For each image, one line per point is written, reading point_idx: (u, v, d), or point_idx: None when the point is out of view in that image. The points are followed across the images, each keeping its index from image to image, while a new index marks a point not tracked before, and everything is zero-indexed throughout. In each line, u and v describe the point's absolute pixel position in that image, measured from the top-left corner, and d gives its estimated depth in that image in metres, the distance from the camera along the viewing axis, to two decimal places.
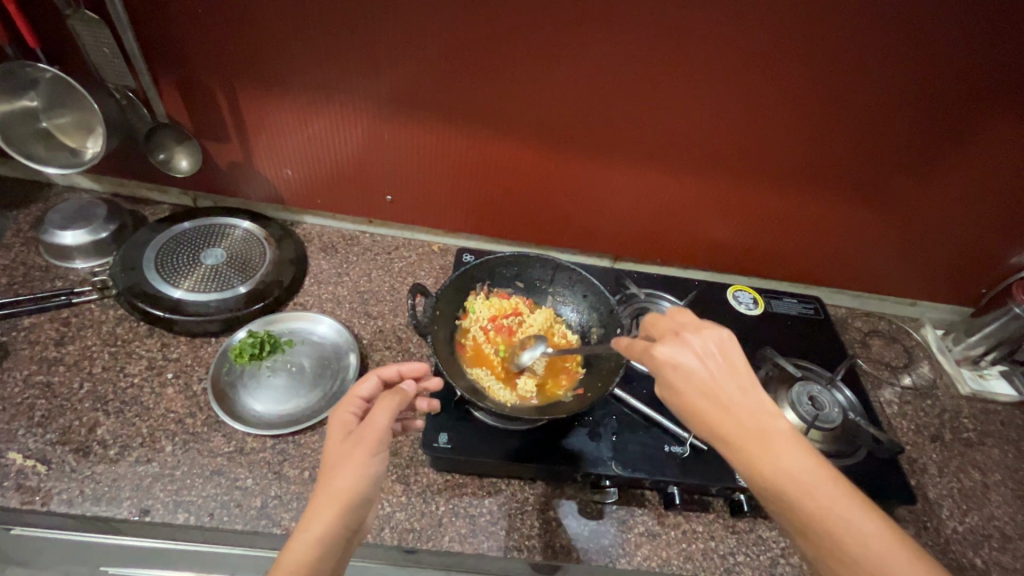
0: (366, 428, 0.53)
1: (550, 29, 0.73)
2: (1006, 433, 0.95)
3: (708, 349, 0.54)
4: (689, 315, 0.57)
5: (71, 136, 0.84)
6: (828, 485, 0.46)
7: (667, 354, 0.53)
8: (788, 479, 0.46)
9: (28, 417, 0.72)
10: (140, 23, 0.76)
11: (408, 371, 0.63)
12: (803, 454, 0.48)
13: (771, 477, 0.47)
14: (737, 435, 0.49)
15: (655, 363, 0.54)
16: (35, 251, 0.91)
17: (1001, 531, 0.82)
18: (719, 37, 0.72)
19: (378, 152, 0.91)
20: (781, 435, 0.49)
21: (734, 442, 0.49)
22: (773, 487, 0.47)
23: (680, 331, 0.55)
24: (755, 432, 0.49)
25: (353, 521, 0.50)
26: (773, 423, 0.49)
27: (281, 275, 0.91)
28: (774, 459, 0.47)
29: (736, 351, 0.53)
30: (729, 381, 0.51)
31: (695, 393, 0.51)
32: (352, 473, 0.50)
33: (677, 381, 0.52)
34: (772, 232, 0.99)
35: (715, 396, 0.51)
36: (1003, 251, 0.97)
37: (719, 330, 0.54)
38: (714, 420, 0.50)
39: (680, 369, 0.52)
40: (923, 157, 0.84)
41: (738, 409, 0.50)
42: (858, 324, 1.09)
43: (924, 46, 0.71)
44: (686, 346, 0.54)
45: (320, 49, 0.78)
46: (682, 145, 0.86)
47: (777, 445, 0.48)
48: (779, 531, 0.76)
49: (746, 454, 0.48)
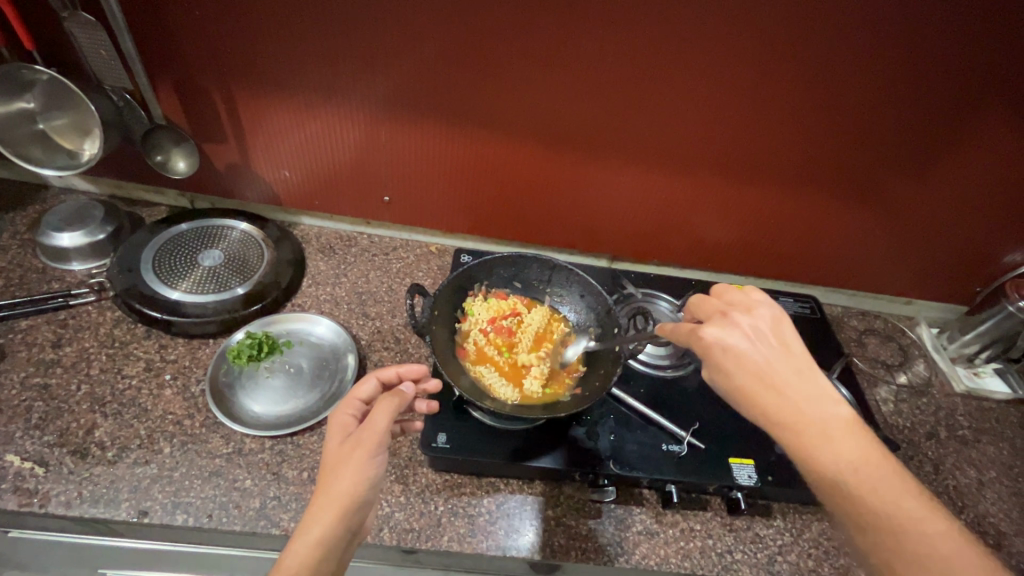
0: (365, 432, 0.53)
1: (548, 30, 0.74)
2: (1000, 430, 0.96)
3: (758, 331, 0.54)
4: (738, 297, 0.58)
5: (69, 138, 0.84)
6: (885, 473, 0.47)
7: (718, 334, 0.53)
8: (845, 464, 0.47)
9: (25, 419, 0.72)
10: (137, 25, 0.76)
11: (406, 373, 0.63)
12: (859, 440, 0.48)
13: (828, 462, 0.47)
14: (794, 418, 0.49)
15: (704, 343, 0.54)
16: (32, 252, 0.91)
17: (996, 527, 0.82)
18: (716, 37, 0.73)
19: (375, 153, 0.92)
20: (837, 419, 0.49)
21: (790, 426, 0.49)
22: (830, 472, 0.47)
23: (729, 312, 0.56)
24: (811, 416, 0.49)
25: (352, 523, 0.50)
26: (830, 407, 0.50)
27: (279, 276, 0.91)
28: (832, 444, 0.48)
29: (789, 332, 0.54)
30: (782, 363, 0.52)
31: (747, 374, 0.51)
32: (352, 475, 0.50)
33: (728, 362, 0.52)
34: (769, 232, 1.00)
35: (768, 378, 0.51)
36: (997, 250, 0.98)
37: (770, 311, 0.55)
38: (769, 404, 0.50)
39: (732, 350, 0.52)
40: (918, 157, 0.85)
41: (794, 392, 0.50)
42: (853, 323, 1.10)
43: (918, 46, 0.71)
44: (737, 326, 0.54)
45: (318, 51, 0.78)
46: (679, 145, 0.86)
47: (833, 430, 0.48)
48: (776, 529, 0.76)
49: (803, 438, 0.48)
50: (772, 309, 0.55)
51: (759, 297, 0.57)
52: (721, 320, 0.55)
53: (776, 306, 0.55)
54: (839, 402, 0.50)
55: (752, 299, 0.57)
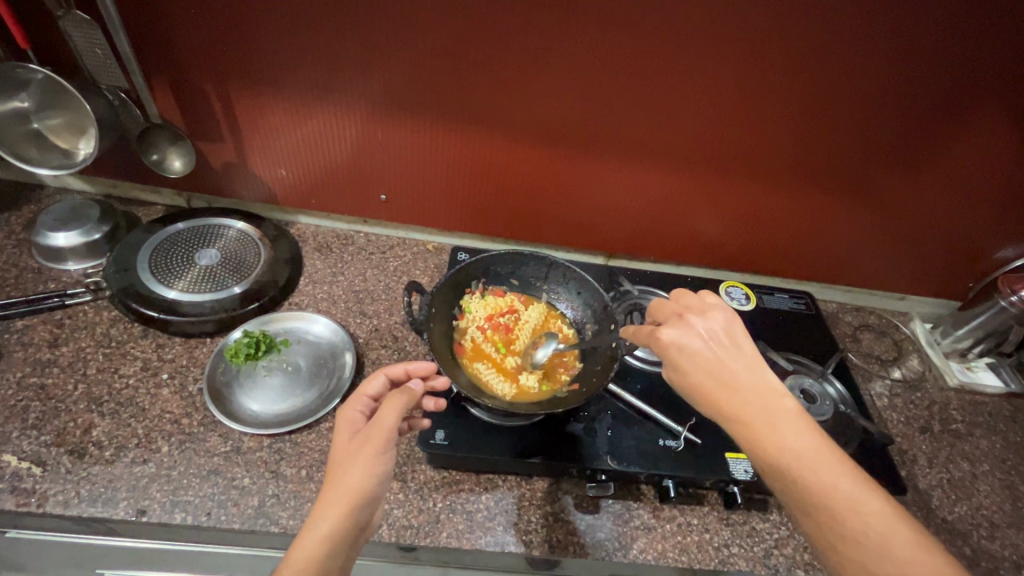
0: (374, 428, 0.54)
1: (544, 28, 0.74)
2: (994, 424, 0.97)
3: (711, 331, 0.55)
4: (695, 301, 0.58)
5: (64, 138, 0.84)
6: (826, 457, 0.48)
7: (674, 335, 0.55)
8: (788, 451, 0.48)
9: (22, 419, 0.72)
10: (133, 24, 0.76)
11: (415, 370, 0.63)
12: (804, 428, 0.49)
13: (771, 450, 0.48)
14: (741, 409, 0.50)
15: (661, 344, 0.55)
16: (27, 253, 0.90)
17: (989, 519, 0.83)
18: (710, 35, 0.73)
19: (372, 151, 0.92)
20: (784, 410, 0.50)
21: (737, 417, 0.50)
22: (774, 459, 0.48)
23: (686, 314, 0.57)
24: (758, 407, 0.50)
25: (360, 519, 0.51)
26: (775, 399, 0.51)
27: (276, 275, 0.91)
28: (776, 432, 0.49)
29: (740, 333, 0.55)
30: (733, 360, 0.53)
31: (700, 371, 0.52)
32: (360, 471, 0.51)
33: (683, 361, 0.53)
34: (763, 229, 1.01)
35: (719, 374, 0.52)
36: (989, 246, 0.99)
37: (724, 313, 0.56)
38: (718, 397, 0.51)
39: (686, 349, 0.54)
40: (910, 153, 0.85)
41: (742, 385, 0.51)
42: (848, 319, 1.11)
43: (909, 43, 0.72)
44: (692, 328, 0.55)
45: (314, 50, 0.78)
46: (672, 143, 0.87)
47: (778, 419, 0.49)
48: (773, 523, 0.77)
49: (749, 427, 0.49)
50: (725, 311, 0.56)
51: (715, 300, 0.58)
52: (678, 322, 0.56)
53: (729, 308, 0.56)
54: (786, 393, 0.51)
55: (708, 302, 0.58)
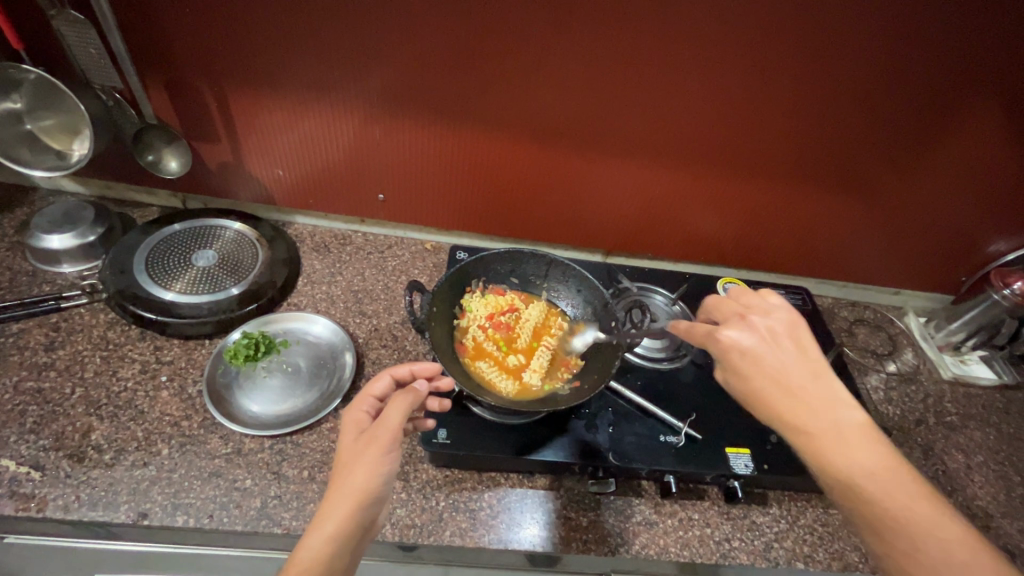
0: (380, 428, 0.54)
1: (542, 27, 0.74)
2: (987, 416, 0.98)
3: (774, 334, 0.55)
4: (757, 300, 0.59)
5: (57, 139, 0.83)
6: (898, 477, 0.48)
7: (734, 337, 0.55)
8: (858, 467, 0.48)
9: (19, 424, 0.71)
10: (127, 24, 0.75)
11: (420, 370, 0.63)
12: (873, 444, 0.50)
13: (841, 465, 0.49)
14: (809, 421, 0.51)
15: (722, 345, 0.56)
16: (21, 255, 0.89)
17: (984, 510, 0.84)
18: (708, 33, 0.73)
19: (370, 151, 0.92)
20: (852, 422, 0.50)
21: (804, 429, 0.51)
22: (843, 475, 0.49)
23: (747, 315, 0.57)
24: (826, 419, 0.51)
25: (366, 519, 0.50)
26: (844, 411, 0.51)
27: (274, 275, 0.91)
28: (846, 447, 0.49)
29: (805, 336, 0.55)
30: (799, 366, 0.53)
31: (764, 377, 0.53)
32: (366, 471, 0.51)
33: (745, 365, 0.54)
34: (760, 225, 1.01)
35: (784, 381, 0.52)
36: (983, 240, 1.00)
37: (787, 315, 0.56)
38: (785, 407, 0.52)
39: (748, 353, 0.54)
40: (906, 149, 0.86)
41: (809, 395, 0.52)
42: (844, 314, 1.12)
43: (905, 40, 0.73)
44: (754, 329, 0.56)
45: (310, 48, 0.77)
46: (671, 140, 0.87)
47: (848, 434, 0.50)
48: (773, 516, 0.78)
49: (817, 441, 0.50)
50: (788, 312, 0.57)
51: (777, 300, 0.58)
52: (739, 323, 0.57)
53: (792, 309, 0.57)
54: (854, 406, 0.52)
55: (770, 302, 0.58)
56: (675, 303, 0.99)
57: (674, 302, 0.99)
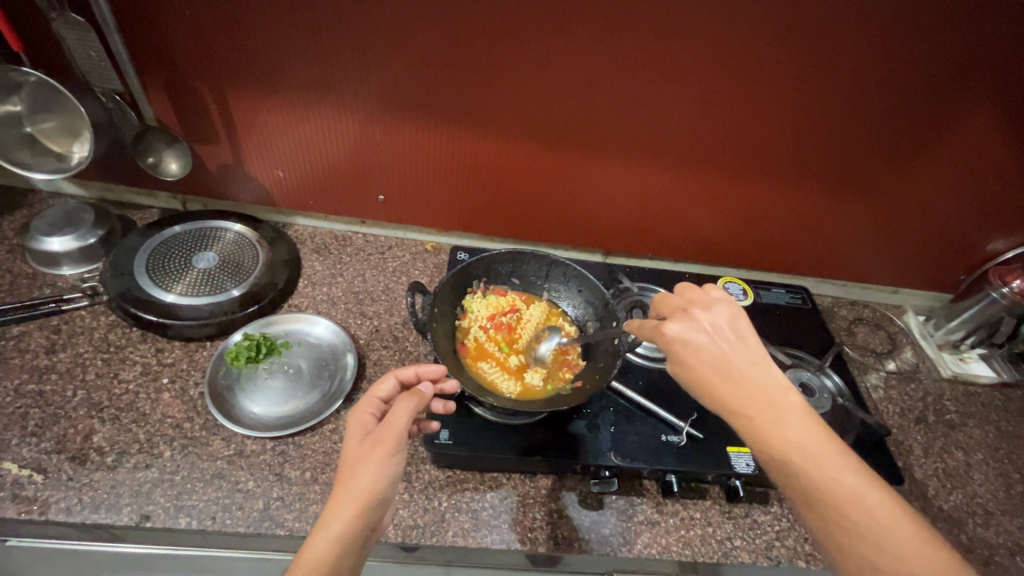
0: (385, 430, 0.54)
1: (542, 28, 0.74)
2: (986, 414, 0.98)
3: (715, 325, 0.55)
4: (701, 295, 0.59)
5: (58, 141, 0.83)
6: (830, 452, 0.48)
7: (678, 329, 0.55)
8: (794, 446, 0.48)
9: (21, 427, 0.71)
10: (127, 26, 0.75)
11: (425, 372, 0.64)
12: (808, 423, 0.49)
13: (778, 446, 0.48)
14: (747, 405, 0.50)
15: (665, 338, 0.55)
16: (21, 258, 0.89)
17: (984, 507, 0.85)
18: (707, 33, 0.74)
19: (370, 152, 0.92)
20: (788, 403, 0.50)
21: (743, 412, 0.50)
22: (779, 455, 0.48)
23: (690, 308, 0.57)
24: (764, 403, 0.50)
25: (371, 520, 0.51)
26: (780, 393, 0.50)
27: (275, 277, 0.91)
28: (783, 428, 0.48)
29: (745, 327, 0.55)
30: (738, 353, 0.52)
31: (705, 365, 0.52)
32: (371, 472, 0.51)
33: (687, 355, 0.53)
34: (759, 225, 1.01)
35: (724, 368, 0.52)
36: (981, 239, 1.00)
37: (728, 307, 0.56)
38: (724, 392, 0.51)
39: (691, 343, 0.53)
40: (902, 148, 0.86)
41: (747, 380, 0.51)
42: (843, 313, 1.12)
43: (903, 40, 0.73)
44: (696, 321, 0.55)
45: (311, 50, 0.77)
46: (669, 140, 0.87)
47: (785, 413, 0.49)
48: (774, 515, 0.78)
49: (755, 423, 0.49)
50: (729, 304, 0.56)
51: (718, 295, 0.58)
52: (683, 315, 0.56)
53: (733, 301, 0.56)
54: (791, 388, 0.51)
55: (713, 297, 0.58)
56: None
57: None
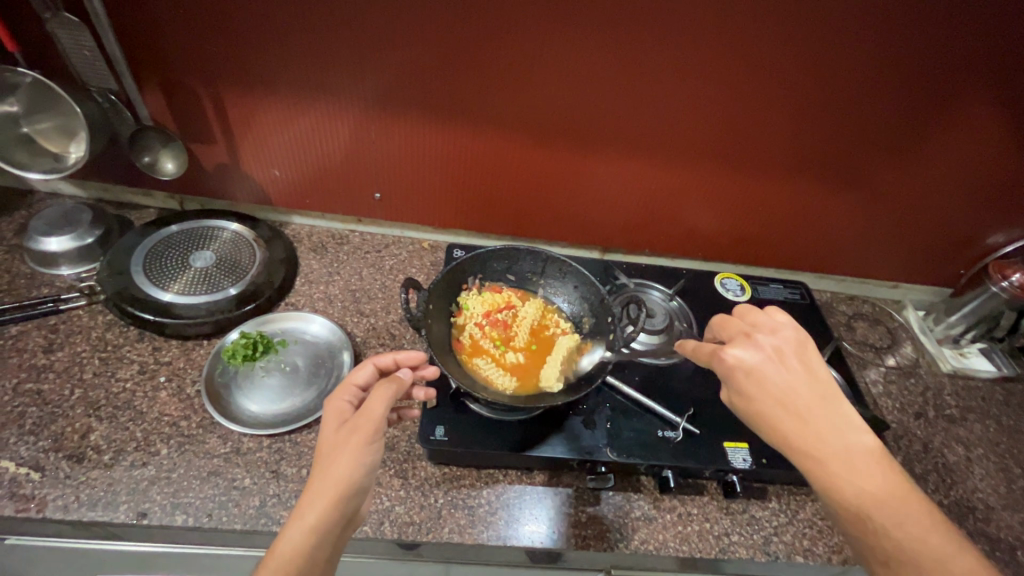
0: (362, 416, 0.54)
1: (536, 22, 0.74)
2: (987, 409, 0.98)
3: (779, 352, 0.56)
4: (765, 319, 0.60)
5: (56, 142, 0.83)
6: (907, 504, 0.49)
7: (739, 356, 0.56)
8: (868, 494, 0.49)
9: (19, 425, 0.71)
10: (121, 26, 0.75)
11: (404, 360, 0.63)
12: (882, 469, 0.50)
13: (849, 493, 0.49)
14: (819, 447, 0.51)
15: (726, 365, 0.57)
16: (19, 259, 0.90)
17: (984, 502, 0.84)
18: (704, 26, 0.73)
19: (366, 151, 0.92)
20: (862, 447, 0.51)
21: (813, 453, 0.51)
22: (852, 502, 0.49)
23: (753, 334, 0.59)
24: (836, 444, 0.51)
25: (348, 509, 0.51)
26: (853, 435, 0.52)
27: (272, 275, 0.91)
28: (855, 475, 0.50)
29: (812, 356, 0.56)
30: (807, 386, 0.54)
31: (770, 398, 0.54)
32: (348, 460, 0.52)
33: (750, 384, 0.55)
34: (758, 220, 1.01)
35: (790, 402, 0.53)
36: (980, 233, 1.00)
37: (794, 334, 0.57)
38: (791, 429, 0.52)
39: (754, 372, 0.55)
40: (902, 142, 0.86)
41: (817, 418, 0.52)
42: (842, 308, 1.12)
43: (896, 32, 0.73)
44: (760, 348, 0.57)
45: (304, 49, 0.78)
46: (664, 135, 0.87)
47: (857, 458, 0.50)
48: (772, 510, 0.78)
49: (826, 466, 0.50)
50: (796, 332, 0.58)
51: (784, 318, 0.59)
52: (745, 341, 0.58)
53: (800, 328, 0.58)
54: (863, 429, 0.52)
55: (777, 320, 0.59)
56: (673, 298, 0.99)
57: (671, 298, 0.99)
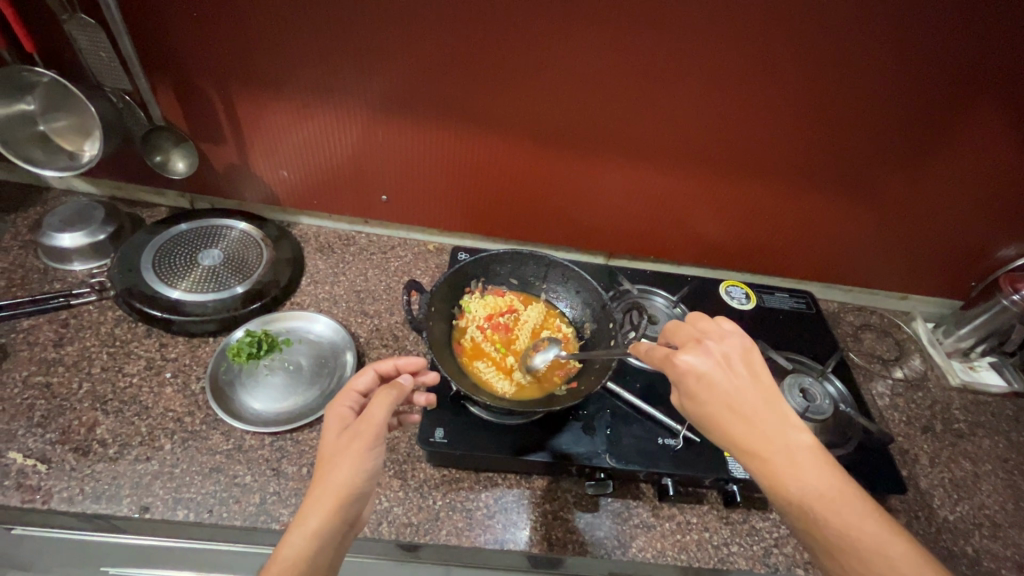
0: (365, 423, 0.55)
1: (542, 28, 0.74)
2: (996, 424, 0.96)
3: (727, 357, 0.55)
4: (712, 327, 0.59)
5: (70, 139, 0.85)
6: (852, 500, 0.49)
7: (691, 361, 0.55)
8: (813, 493, 0.49)
9: (27, 417, 0.73)
10: (135, 27, 0.77)
11: (404, 365, 0.64)
12: (824, 468, 0.51)
13: (795, 493, 0.49)
14: (763, 448, 0.51)
15: (678, 370, 0.55)
16: (33, 254, 0.91)
17: (992, 519, 0.83)
18: (710, 33, 0.73)
19: (373, 153, 0.92)
20: (803, 447, 0.51)
21: (758, 454, 0.51)
22: (797, 501, 0.49)
23: (703, 339, 0.57)
24: (779, 445, 0.51)
25: (349, 515, 0.52)
26: (795, 436, 0.52)
27: (278, 274, 0.92)
28: (799, 474, 0.50)
29: (757, 361, 0.56)
30: (752, 390, 0.53)
31: (718, 401, 0.53)
32: (350, 466, 0.52)
33: (701, 390, 0.54)
34: (764, 228, 1.00)
35: (737, 405, 0.52)
36: (991, 245, 0.98)
37: (741, 340, 0.56)
38: (739, 433, 0.52)
39: (704, 377, 0.54)
40: (907, 150, 0.85)
41: (762, 420, 0.52)
42: (850, 318, 1.10)
43: (904, 41, 0.72)
44: (710, 354, 0.55)
45: (313, 52, 0.79)
46: (668, 140, 0.87)
47: (801, 457, 0.50)
48: (773, 521, 0.77)
49: (772, 468, 0.50)
50: (742, 338, 0.57)
51: (729, 325, 0.59)
52: (695, 347, 0.57)
53: (745, 335, 0.57)
54: (806, 431, 0.52)
55: (723, 328, 0.58)
56: (676, 305, 0.98)
57: (675, 305, 0.98)
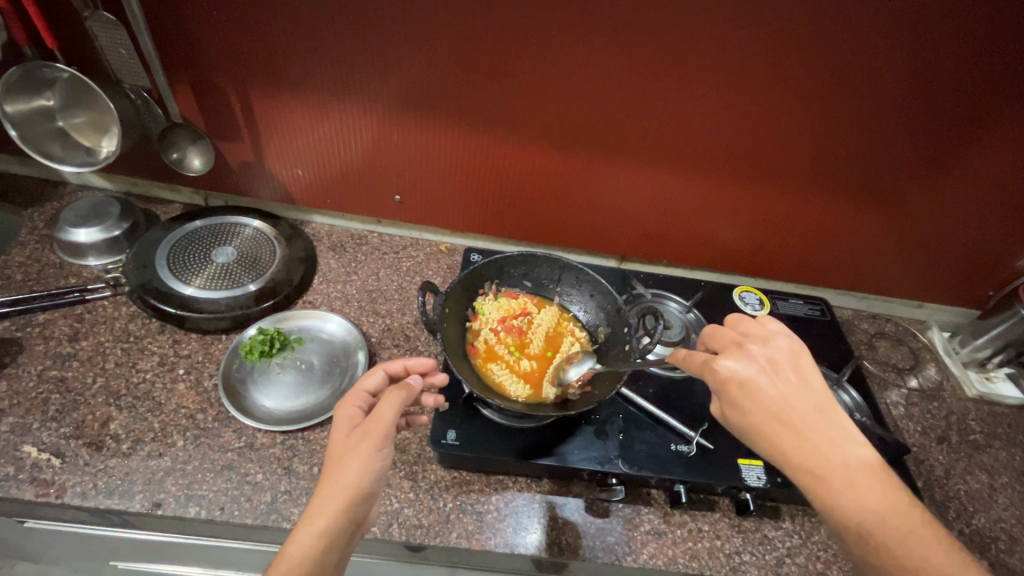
0: (372, 423, 0.54)
1: (561, 29, 0.74)
2: (1013, 436, 0.95)
3: (774, 362, 0.55)
4: (757, 329, 0.59)
5: (89, 135, 0.85)
6: (909, 521, 0.48)
7: (732, 368, 0.55)
8: (870, 512, 0.48)
9: (42, 411, 0.73)
10: (155, 24, 0.77)
11: (414, 366, 0.63)
12: (881, 484, 0.50)
13: (851, 512, 0.49)
14: (817, 463, 0.50)
15: (720, 377, 0.56)
16: (50, 248, 0.92)
17: (1008, 533, 0.81)
18: (731, 36, 0.73)
19: (387, 152, 0.92)
20: (860, 461, 0.50)
21: (811, 469, 0.50)
22: (852, 520, 0.49)
23: (745, 343, 0.57)
24: (835, 460, 0.50)
25: (356, 515, 0.52)
26: (852, 449, 0.51)
27: (292, 273, 0.92)
28: (854, 491, 0.49)
29: (806, 365, 0.55)
30: (802, 398, 0.53)
31: (766, 411, 0.53)
32: (358, 465, 0.52)
33: (746, 398, 0.54)
34: (779, 233, 1.00)
35: (785, 414, 0.52)
36: (1011, 254, 0.97)
37: (788, 344, 0.56)
38: (790, 446, 0.51)
39: (749, 384, 0.54)
40: (930, 156, 0.84)
41: (814, 431, 0.52)
42: (864, 326, 1.09)
43: (930, 47, 0.71)
44: (753, 359, 0.56)
45: (331, 51, 0.79)
46: (687, 144, 0.86)
47: (858, 473, 0.50)
48: (786, 531, 0.76)
49: (827, 484, 0.49)
50: (790, 340, 0.57)
51: (775, 327, 0.59)
52: (738, 351, 0.57)
53: (793, 338, 0.57)
54: (861, 442, 0.52)
55: (769, 330, 0.59)
56: (690, 310, 0.98)
57: (689, 310, 0.98)
